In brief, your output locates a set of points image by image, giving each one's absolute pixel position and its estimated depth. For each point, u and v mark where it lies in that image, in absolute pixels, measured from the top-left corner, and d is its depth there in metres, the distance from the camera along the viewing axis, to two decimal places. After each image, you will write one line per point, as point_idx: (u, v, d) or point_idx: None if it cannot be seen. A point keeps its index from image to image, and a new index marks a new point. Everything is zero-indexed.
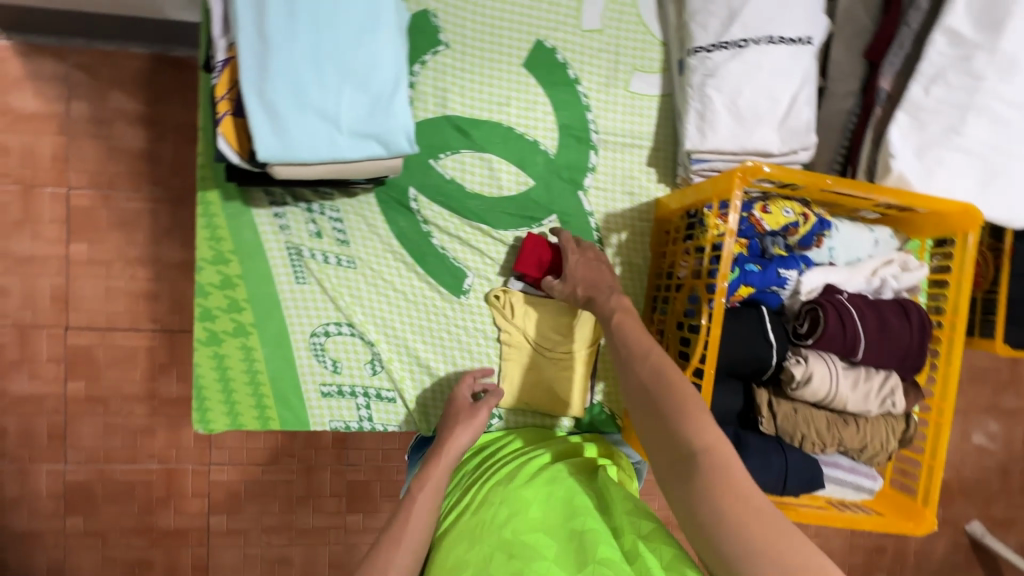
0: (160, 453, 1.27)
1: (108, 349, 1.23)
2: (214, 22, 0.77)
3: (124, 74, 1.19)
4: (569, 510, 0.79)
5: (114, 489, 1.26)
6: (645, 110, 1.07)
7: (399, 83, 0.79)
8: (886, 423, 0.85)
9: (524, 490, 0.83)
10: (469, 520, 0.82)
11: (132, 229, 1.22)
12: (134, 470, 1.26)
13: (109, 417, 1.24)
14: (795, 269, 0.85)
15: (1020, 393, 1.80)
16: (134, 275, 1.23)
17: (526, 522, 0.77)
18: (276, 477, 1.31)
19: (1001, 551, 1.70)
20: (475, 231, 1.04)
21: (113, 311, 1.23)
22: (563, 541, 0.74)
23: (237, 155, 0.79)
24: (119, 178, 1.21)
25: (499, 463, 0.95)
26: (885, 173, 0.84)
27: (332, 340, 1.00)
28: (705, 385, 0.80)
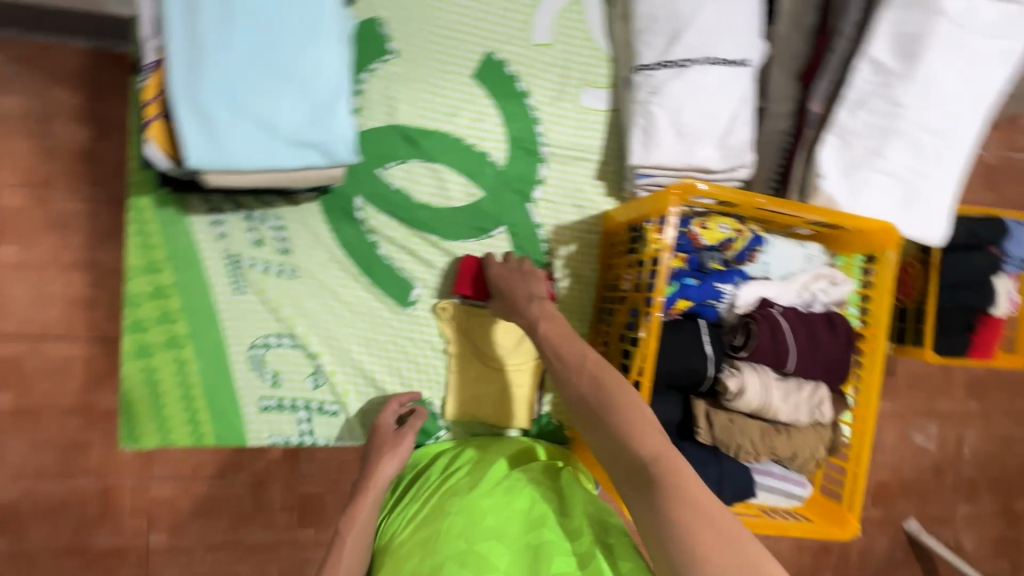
0: (96, 469, 1.20)
1: (39, 359, 1.15)
2: (143, 23, 0.74)
3: (63, 69, 1.11)
4: (529, 520, 0.83)
5: (43, 509, 1.18)
6: (594, 125, 1.08)
7: (340, 92, 0.78)
8: (815, 432, 0.88)
9: (483, 499, 0.84)
10: (420, 530, 0.83)
11: (68, 232, 1.15)
12: (66, 488, 1.18)
13: (39, 432, 1.16)
14: (731, 283, 0.89)
15: (952, 397, 1.92)
16: (70, 280, 1.15)
17: (483, 531, 0.80)
18: (223, 492, 1.26)
19: (935, 547, 1.81)
20: (423, 241, 1.03)
21: (46, 318, 1.15)
22: (518, 552, 0.79)
23: (166, 161, 0.76)
24: (56, 177, 1.13)
25: (456, 466, 0.94)
26: (816, 192, 0.87)
27: (272, 352, 0.97)
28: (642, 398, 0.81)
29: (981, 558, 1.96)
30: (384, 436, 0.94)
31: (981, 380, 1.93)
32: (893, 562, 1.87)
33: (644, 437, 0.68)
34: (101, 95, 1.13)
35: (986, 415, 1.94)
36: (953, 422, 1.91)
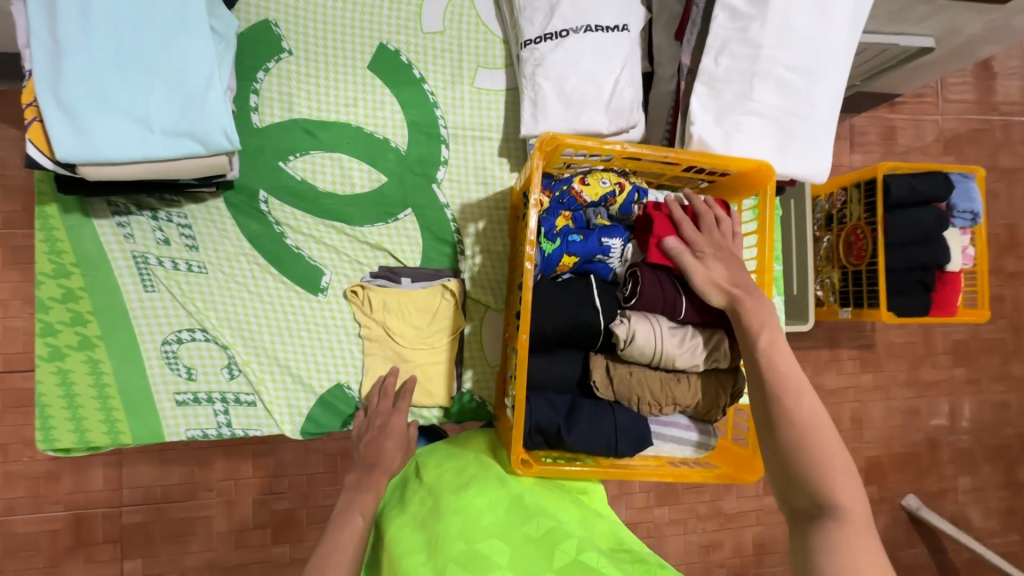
0: (66, 499, 1.31)
1: (8, 393, 1.28)
2: (18, 33, 0.78)
3: (18, 113, 1.25)
4: (528, 513, 0.75)
5: (18, 543, 1.30)
6: (492, 104, 1.11)
7: (211, 83, 0.81)
8: (716, 379, 0.87)
9: (475, 499, 0.77)
10: (417, 532, 0.75)
11: (29, 267, 1.28)
12: (38, 519, 1.30)
13: (9, 466, 1.29)
14: (618, 237, 0.88)
15: (942, 364, 1.87)
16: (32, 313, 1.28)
17: (481, 531, 0.72)
18: (193, 514, 1.36)
19: (936, 522, 1.75)
20: (330, 229, 1.05)
21: (13, 352, 1.28)
22: (520, 545, 0.71)
23: (48, 160, 0.78)
24: (16, 217, 1.27)
25: (438, 463, 0.88)
26: (688, 139, 0.88)
27: (185, 347, 0.99)
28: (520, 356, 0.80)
29: (991, 532, 1.88)
30: (391, 448, 0.92)
31: (964, 344, 1.88)
32: (895, 543, 1.82)
33: (830, 470, 0.67)
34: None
35: (975, 380, 1.88)
36: (943, 391, 1.86)
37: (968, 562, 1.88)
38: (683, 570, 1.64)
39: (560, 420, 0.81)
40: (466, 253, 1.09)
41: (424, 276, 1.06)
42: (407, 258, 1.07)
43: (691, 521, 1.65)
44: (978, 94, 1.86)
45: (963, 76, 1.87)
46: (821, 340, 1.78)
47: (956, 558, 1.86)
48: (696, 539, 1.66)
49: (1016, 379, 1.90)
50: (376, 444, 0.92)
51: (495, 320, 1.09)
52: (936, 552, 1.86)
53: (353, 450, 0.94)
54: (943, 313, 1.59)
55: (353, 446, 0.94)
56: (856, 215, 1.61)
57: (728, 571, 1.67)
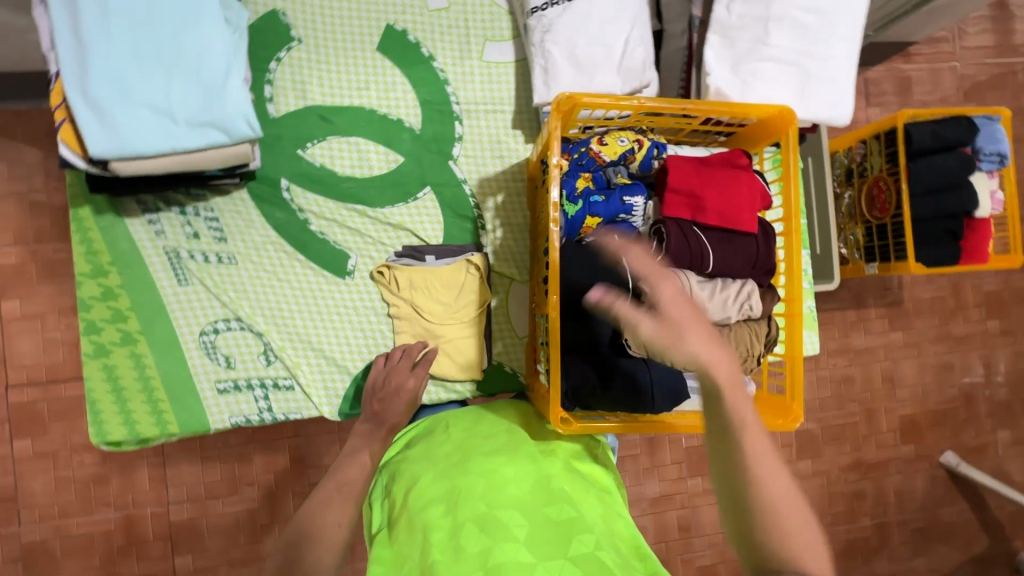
0: (115, 500, 1.35)
1: (52, 401, 1.32)
2: (41, 37, 0.80)
3: (39, 131, 1.29)
4: (553, 497, 0.74)
5: (73, 545, 1.34)
6: (502, 77, 1.11)
7: (229, 71, 0.83)
8: (749, 329, 0.87)
9: (504, 467, 0.78)
10: (440, 486, 0.76)
11: (62, 280, 1.32)
12: (90, 522, 1.34)
13: (59, 471, 1.33)
14: (640, 194, 0.88)
15: (974, 317, 1.83)
16: (70, 324, 1.33)
17: (504, 499, 0.72)
18: (236, 508, 1.39)
19: (977, 477, 1.72)
20: (352, 212, 1.06)
21: (53, 362, 1.32)
22: (538, 525, 0.69)
23: (80, 159, 0.81)
24: (46, 232, 1.31)
25: (471, 427, 0.90)
26: (705, 91, 0.87)
27: (222, 336, 1.02)
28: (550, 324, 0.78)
29: None
30: (395, 408, 0.96)
31: (996, 296, 1.84)
32: (935, 501, 1.79)
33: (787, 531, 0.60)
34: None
35: (1009, 331, 1.84)
36: (976, 344, 1.82)
37: (1013, 517, 1.84)
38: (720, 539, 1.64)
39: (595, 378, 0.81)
40: (487, 227, 1.09)
41: (448, 253, 1.07)
42: (429, 236, 1.08)
43: None
44: (996, 35, 1.81)
45: (980, 18, 1.81)
46: (848, 300, 1.75)
47: (1000, 513, 1.83)
48: None
49: None
50: (386, 399, 0.96)
51: (521, 292, 1.10)
52: (979, 508, 1.82)
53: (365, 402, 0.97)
54: (975, 260, 1.54)
55: (369, 397, 0.97)
56: (877, 166, 1.57)
57: None
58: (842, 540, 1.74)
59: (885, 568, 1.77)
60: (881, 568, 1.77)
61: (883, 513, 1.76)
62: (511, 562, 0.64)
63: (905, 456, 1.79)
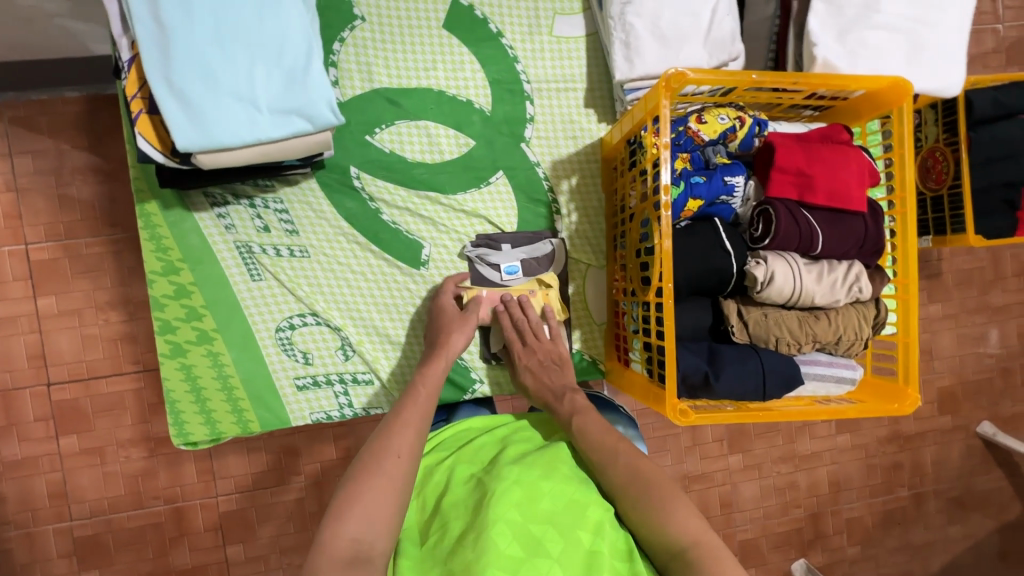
0: (165, 493, 1.32)
1: (95, 398, 1.28)
2: (112, 22, 0.76)
3: (64, 121, 1.23)
4: (588, 517, 0.65)
5: (124, 538, 1.31)
6: (573, 53, 1.05)
7: (311, 54, 0.78)
8: (856, 312, 0.84)
9: (541, 480, 0.68)
10: (473, 496, 0.68)
11: (98, 275, 1.27)
12: (141, 515, 1.31)
13: (107, 466, 1.30)
14: (740, 174, 0.84)
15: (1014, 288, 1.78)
16: (107, 320, 1.28)
17: (538, 515, 0.64)
18: (285, 497, 1.36)
19: (1015, 447, 1.69)
20: (423, 199, 1.02)
21: (93, 359, 1.28)
22: (570, 548, 0.61)
23: (160, 153, 0.78)
24: (76, 226, 1.25)
25: (504, 439, 0.81)
26: (811, 63, 0.83)
27: (299, 332, 0.99)
28: (667, 316, 0.76)
29: None
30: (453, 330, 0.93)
31: None
32: (971, 471, 1.77)
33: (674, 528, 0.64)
34: (105, 145, 1.24)
35: None
36: (1016, 315, 1.78)
37: None
38: (760, 513, 1.65)
39: (705, 367, 0.80)
40: (562, 211, 1.06)
41: (524, 240, 1.04)
42: (503, 222, 1.04)
43: (766, 464, 1.64)
44: None
45: None
46: None
47: None
48: (771, 482, 1.65)
49: None
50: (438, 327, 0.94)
51: (597, 277, 1.07)
52: (1016, 477, 1.80)
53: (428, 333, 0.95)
54: None
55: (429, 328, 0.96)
56: (932, 136, 1.45)
57: (805, 511, 1.67)
58: (880, 511, 1.73)
59: (920, 536, 1.75)
60: (917, 537, 1.75)
61: (922, 483, 1.75)
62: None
63: (942, 427, 1.76)
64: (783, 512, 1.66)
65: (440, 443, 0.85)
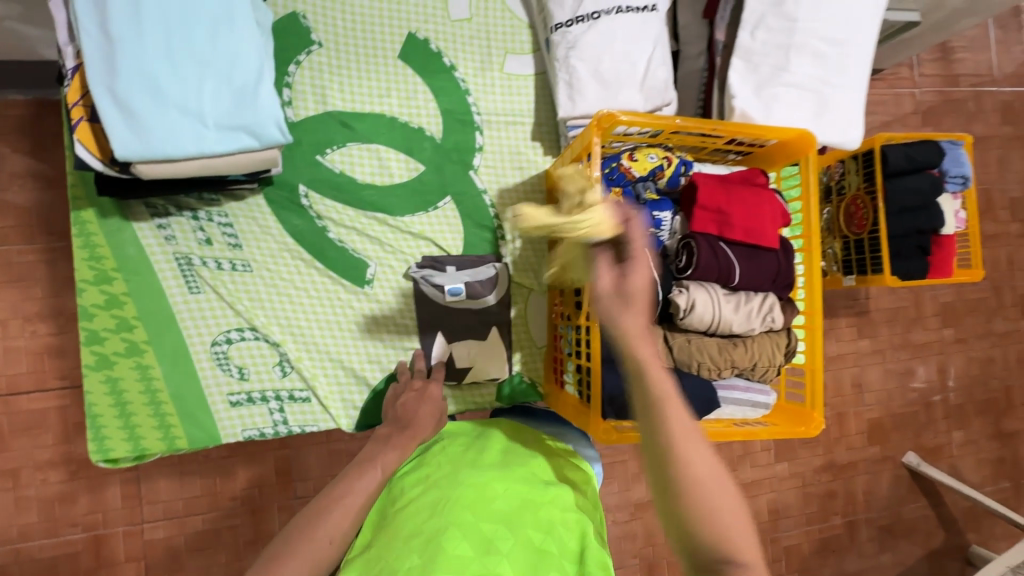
0: (84, 520, 1.24)
1: (13, 415, 1.21)
2: (58, 30, 0.76)
3: (6, 124, 1.19)
4: (541, 519, 0.70)
5: (35, 569, 1.22)
6: (522, 89, 1.12)
7: (262, 75, 0.81)
8: (770, 340, 0.91)
9: (496, 482, 0.74)
10: (427, 495, 0.72)
11: (28, 284, 1.21)
12: (56, 544, 1.23)
13: (20, 490, 1.22)
14: (667, 210, 0.91)
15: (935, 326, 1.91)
16: (35, 332, 1.22)
17: (489, 513, 0.69)
18: (218, 525, 1.30)
19: (937, 477, 1.80)
20: (371, 220, 1.05)
21: (14, 374, 1.21)
22: (521, 548, 0.66)
23: (99, 161, 0.78)
24: (9, 232, 1.20)
25: (468, 445, 0.86)
26: (730, 113, 0.92)
27: (235, 347, 0.98)
28: (594, 339, 0.82)
29: (983, 481, 1.94)
30: (425, 413, 0.93)
31: (951, 306, 1.91)
32: (899, 500, 1.87)
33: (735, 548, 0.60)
34: (49, 150, 1.21)
35: (962, 339, 1.91)
36: (939, 351, 1.90)
37: (969, 513, 1.93)
38: None
39: None
40: (506, 237, 1.10)
41: (468, 263, 1.07)
42: (449, 246, 1.08)
43: None
44: (970, 61, 1.87)
45: (961, 40, 1.86)
46: None
47: (957, 510, 1.92)
48: None
49: (1000, 336, 1.94)
50: (412, 407, 0.93)
51: (539, 302, 1.11)
52: (939, 506, 1.91)
53: (388, 409, 0.95)
54: (940, 274, 1.54)
55: (390, 402, 0.97)
56: (855, 185, 1.55)
57: None
58: (816, 538, 1.79)
59: (853, 564, 1.83)
60: (850, 564, 1.82)
61: (855, 511, 1.83)
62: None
63: (872, 457, 1.86)
64: None
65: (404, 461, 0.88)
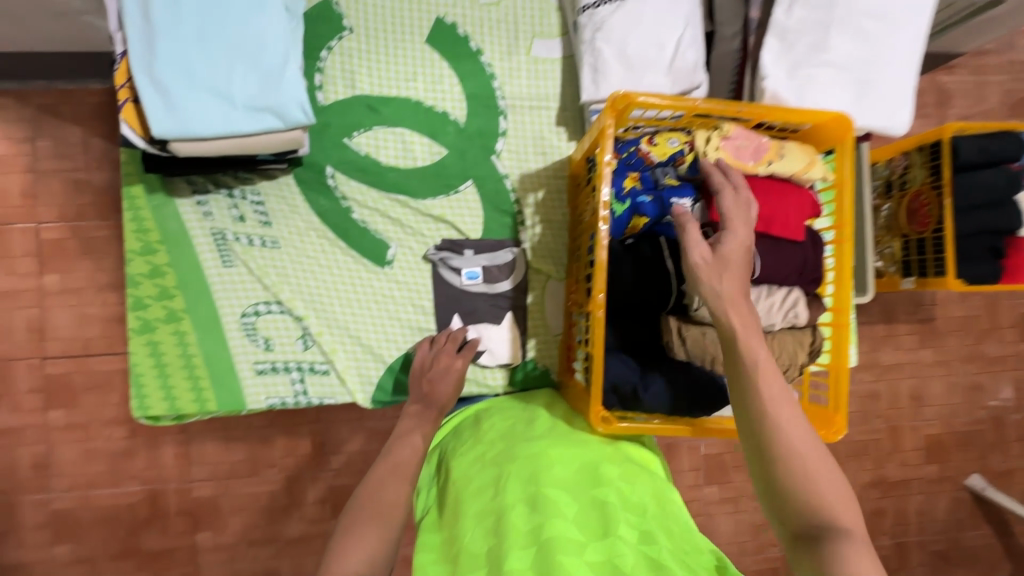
0: (141, 474, 1.35)
1: (85, 375, 1.33)
2: (109, 18, 0.83)
3: (87, 110, 1.30)
4: (597, 477, 0.72)
5: (99, 514, 1.34)
6: (548, 73, 1.11)
7: (288, 59, 0.84)
8: (793, 337, 0.86)
9: (550, 451, 0.77)
10: (485, 472, 0.76)
11: (101, 256, 1.32)
12: (117, 493, 1.35)
13: (89, 442, 1.34)
14: (687, 197, 0.88)
15: (1011, 339, 1.73)
16: (106, 300, 1.33)
17: (549, 478, 0.71)
18: (257, 489, 1.38)
19: (1004, 503, 1.63)
20: (393, 202, 1.07)
21: (88, 337, 1.33)
22: (585, 506, 0.68)
23: (141, 139, 0.84)
24: (87, 209, 1.31)
25: (517, 421, 0.90)
26: (760, 94, 0.88)
27: (262, 319, 1.04)
28: (595, 327, 0.81)
29: None
30: (446, 385, 0.96)
31: None
32: (957, 525, 1.71)
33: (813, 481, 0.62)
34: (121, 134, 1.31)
35: None
36: (1015, 367, 1.72)
37: None
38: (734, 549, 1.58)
39: (635, 380, 0.83)
40: (526, 223, 1.10)
41: (486, 248, 1.08)
42: (468, 229, 1.09)
43: (743, 499, 1.58)
44: None
45: None
46: (876, 313, 1.65)
47: None
48: (748, 518, 1.58)
49: None
50: (437, 383, 0.96)
51: (556, 289, 1.10)
52: (1005, 535, 1.74)
53: (414, 385, 0.97)
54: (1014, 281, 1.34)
55: (416, 378, 0.98)
56: (919, 179, 1.40)
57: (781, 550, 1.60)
58: None
59: None
60: None
61: (906, 533, 1.68)
62: (561, 538, 0.62)
63: (929, 476, 1.70)
64: (758, 552, 1.59)
65: (453, 428, 0.96)
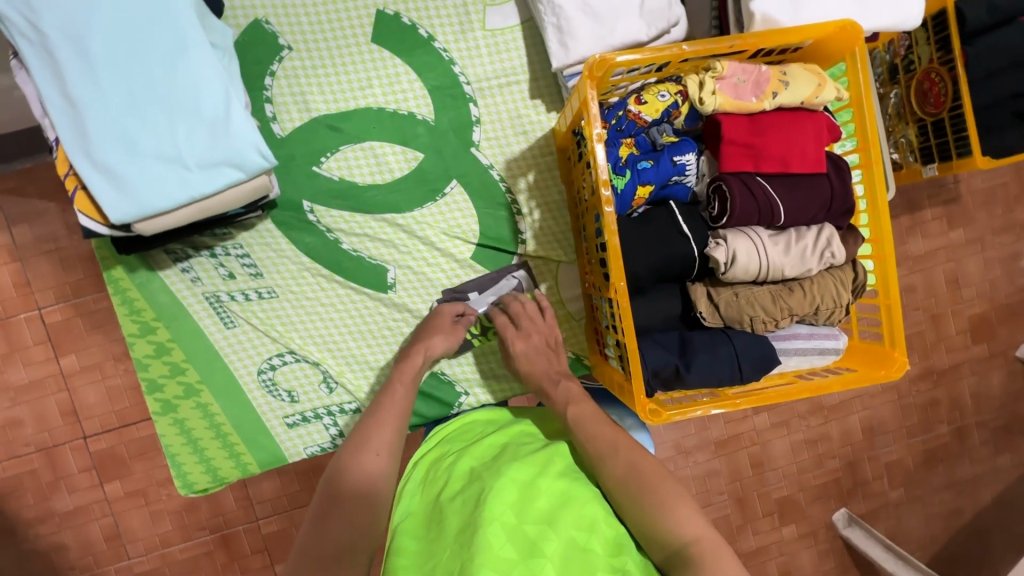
0: (210, 523, 1.36)
1: (129, 444, 1.32)
2: (32, 104, 0.75)
3: (51, 184, 1.23)
4: (580, 513, 0.61)
5: (180, 568, 1.37)
6: (510, 44, 1.01)
7: (229, 102, 0.77)
8: (832, 278, 0.80)
9: (539, 478, 0.65)
10: (467, 492, 0.65)
11: (110, 328, 1.29)
12: (191, 546, 1.36)
13: (152, 505, 1.35)
14: (690, 152, 0.80)
15: None
16: (127, 369, 1.31)
17: (532, 512, 0.60)
18: None
19: None
20: (381, 223, 1.01)
21: (121, 408, 1.32)
22: (566, 547, 0.57)
23: (103, 226, 0.78)
24: (82, 284, 1.27)
25: (508, 438, 0.78)
26: (749, 19, 0.77)
27: (280, 371, 1.00)
28: (623, 317, 0.76)
29: None
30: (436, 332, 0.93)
31: None
32: (1016, 398, 1.65)
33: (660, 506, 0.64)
34: None
35: None
36: None
37: None
38: (795, 469, 1.56)
39: (675, 360, 0.77)
40: (523, 211, 1.03)
41: (488, 283, 1.02)
42: (466, 233, 1.03)
43: (795, 420, 1.55)
44: None
45: None
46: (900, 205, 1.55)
47: None
48: (802, 436, 1.56)
49: None
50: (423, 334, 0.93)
51: (571, 272, 1.05)
52: None
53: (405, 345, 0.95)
54: None
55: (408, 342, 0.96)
56: (925, 57, 1.25)
57: (841, 460, 1.58)
58: (921, 450, 1.62)
59: (968, 470, 1.64)
60: (964, 471, 1.64)
61: (965, 417, 1.63)
62: None
63: (980, 355, 1.63)
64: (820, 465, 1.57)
65: (446, 436, 0.85)
